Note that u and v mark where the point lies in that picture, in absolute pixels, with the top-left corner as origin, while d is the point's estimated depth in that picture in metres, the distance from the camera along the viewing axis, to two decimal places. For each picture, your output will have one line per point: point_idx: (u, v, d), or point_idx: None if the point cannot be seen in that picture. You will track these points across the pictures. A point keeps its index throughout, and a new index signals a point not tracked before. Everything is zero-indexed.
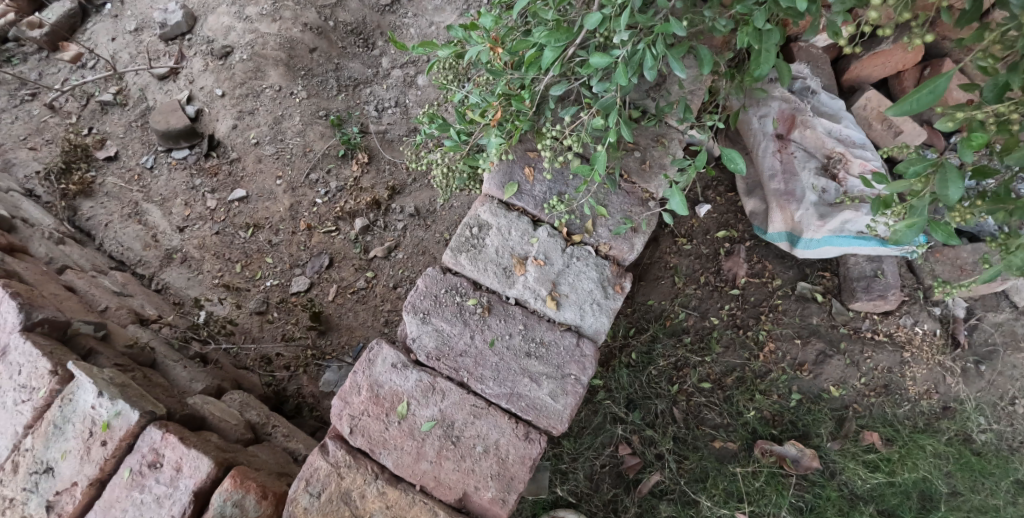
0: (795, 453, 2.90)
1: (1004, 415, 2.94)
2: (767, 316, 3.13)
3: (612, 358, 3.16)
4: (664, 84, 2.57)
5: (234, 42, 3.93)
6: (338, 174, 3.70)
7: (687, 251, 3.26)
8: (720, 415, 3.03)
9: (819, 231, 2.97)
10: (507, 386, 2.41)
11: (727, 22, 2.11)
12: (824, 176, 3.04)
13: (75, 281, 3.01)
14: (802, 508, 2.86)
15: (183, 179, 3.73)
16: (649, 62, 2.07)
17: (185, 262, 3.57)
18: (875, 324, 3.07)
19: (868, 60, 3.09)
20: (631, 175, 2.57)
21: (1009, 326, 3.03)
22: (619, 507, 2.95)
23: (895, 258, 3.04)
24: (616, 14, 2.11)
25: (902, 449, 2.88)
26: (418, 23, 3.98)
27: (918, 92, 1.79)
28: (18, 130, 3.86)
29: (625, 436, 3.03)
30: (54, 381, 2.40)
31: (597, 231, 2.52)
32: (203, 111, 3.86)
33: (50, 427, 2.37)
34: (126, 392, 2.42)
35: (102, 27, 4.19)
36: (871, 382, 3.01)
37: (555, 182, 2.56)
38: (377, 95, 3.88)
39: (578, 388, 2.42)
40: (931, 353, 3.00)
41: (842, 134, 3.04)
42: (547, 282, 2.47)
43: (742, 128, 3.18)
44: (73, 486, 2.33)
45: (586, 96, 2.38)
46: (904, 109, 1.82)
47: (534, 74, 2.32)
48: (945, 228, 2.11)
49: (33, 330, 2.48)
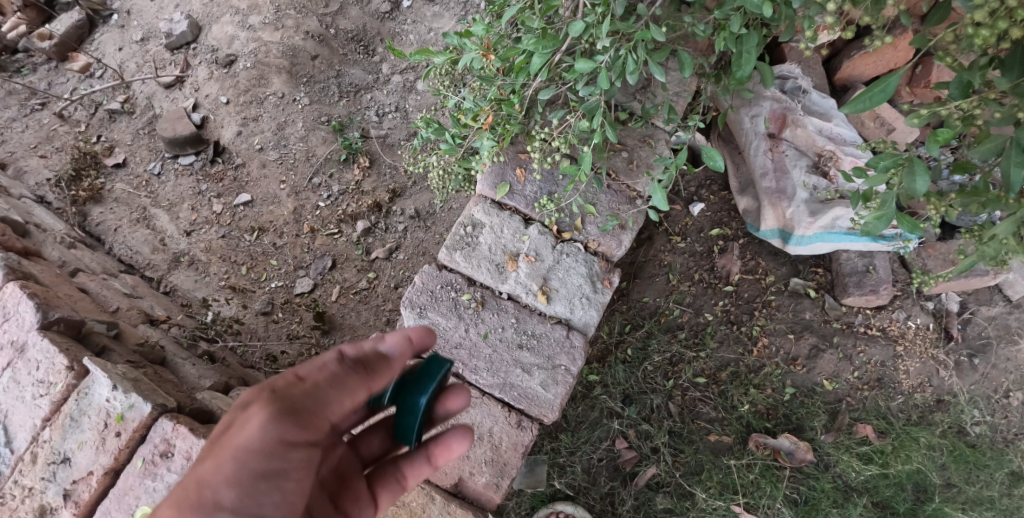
0: (789, 446, 2.98)
1: (998, 408, 3.03)
2: (759, 311, 3.21)
3: (608, 354, 3.21)
4: (649, 86, 2.71)
5: (238, 51, 4.03)
6: (340, 178, 3.79)
7: (681, 248, 3.33)
8: (714, 409, 3.11)
9: (810, 228, 3.05)
10: (500, 377, 2.50)
11: (706, 27, 2.20)
12: (815, 173, 3.12)
13: (86, 284, 3.11)
14: (797, 500, 2.95)
15: (190, 185, 3.84)
16: (632, 66, 2.16)
17: (193, 265, 3.67)
18: (867, 318, 3.16)
19: (858, 60, 3.16)
20: (618, 174, 2.69)
21: (1003, 320, 3.13)
22: (616, 499, 3.03)
23: (885, 253, 3.13)
24: (599, 22, 2.20)
25: (895, 441, 2.96)
26: (417, 29, 4.10)
27: (869, 90, 1.91)
28: (30, 138, 3.98)
29: (621, 430, 3.10)
30: (70, 376, 2.52)
31: (587, 228, 2.64)
32: (209, 118, 3.95)
33: (67, 420, 2.47)
34: (139, 386, 2.53)
35: (110, 37, 4.31)
36: (864, 375, 3.10)
37: (545, 183, 2.69)
38: (377, 100, 3.98)
39: (568, 378, 2.51)
40: (924, 346, 3.10)
41: (832, 132, 3.13)
42: (538, 277, 2.58)
43: (733, 127, 3.26)
44: (89, 475, 2.43)
45: (573, 100, 2.49)
46: (858, 107, 1.93)
47: (523, 79, 2.43)
48: (912, 219, 2.18)
49: (50, 328, 2.60)
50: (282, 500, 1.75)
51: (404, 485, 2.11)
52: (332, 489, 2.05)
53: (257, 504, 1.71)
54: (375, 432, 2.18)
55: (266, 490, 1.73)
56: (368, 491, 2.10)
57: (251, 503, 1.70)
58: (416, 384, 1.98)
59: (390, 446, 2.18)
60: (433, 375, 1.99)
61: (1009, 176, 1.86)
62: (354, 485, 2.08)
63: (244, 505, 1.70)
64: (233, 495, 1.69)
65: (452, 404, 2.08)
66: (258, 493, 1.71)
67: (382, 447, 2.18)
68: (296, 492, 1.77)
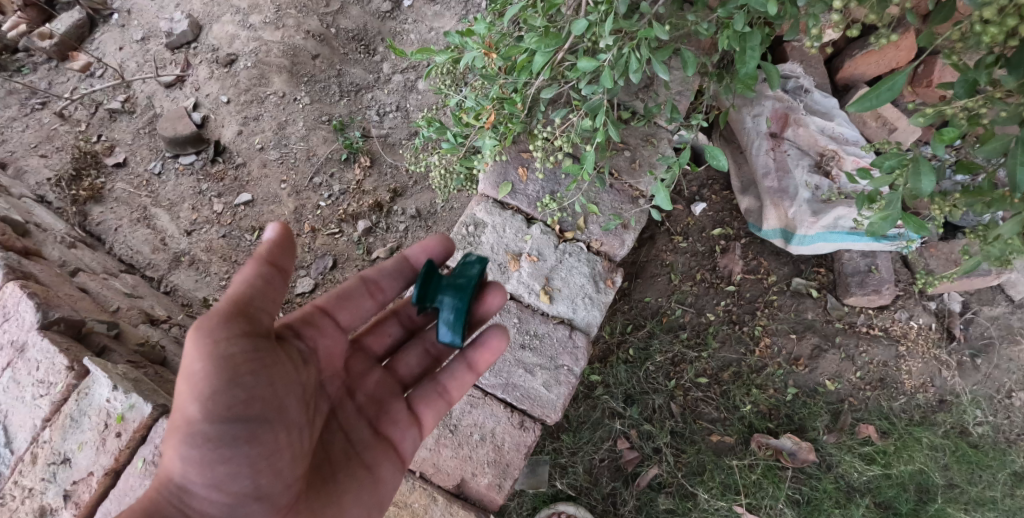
0: (791, 446, 2.96)
1: (1000, 408, 3.02)
2: (761, 311, 3.20)
3: (610, 354, 3.19)
4: (651, 85, 2.71)
5: (238, 50, 4.03)
6: (341, 177, 3.79)
7: (683, 248, 3.32)
8: (717, 409, 3.10)
9: (812, 227, 3.03)
10: (503, 377, 2.57)
11: (709, 25, 2.19)
12: (817, 173, 3.11)
13: (87, 283, 3.11)
14: (799, 500, 2.94)
15: (190, 185, 3.83)
16: (634, 65, 2.15)
17: (193, 265, 3.66)
18: (870, 318, 3.15)
19: (861, 58, 3.14)
20: (620, 174, 2.72)
21: (1005, 320, 3.12)
22: (617, 500, 3.02)
23: (888, 253, 3.12)
24: (601, 20, 2.19)
25: (898, 442, 2.95)
26: (418, 29, 4.10)
27: (876, 89, 1.88)
28: (30, 137, 3.97)
29: (623, 431, 3.09)
30: (70, 377, 2.51)
31: (589, 227, 2.67)
32: (209, 118, 3.94)
33: (67, 420, 2.46)
34: (140, 386, 2.52)
35: (110, 37, 4.30)
36: (867, 376, 3.09)
37: (547, 182, 2.71)
38: (378, 100, 3.97)
39: (570, 378, 2.57)
40: (926, 347, 3.08)
41: (834, 132, 3.12)
42: (540, 277, 2.63)
43: (735, 127, 3.24)
44: (89, 475, 2.42)
45: (576, 99, 2.48)
46: (865, 105, 1.90)
47: (525, 78, 2.41)
48: (918, 219, 2.16)
49: (50, 328, 2.59)
50: (255, 400, 1.85)
51: (448, 397, 2.29)
52: (366, 409, 2.20)
53: (224, 406, 1.81)
54: (409, 354, 2.35)
55: (231, 393, 1.82)
56: (405, 408, 2.25)
57: (225, 409, 1.81)
58: (459, 281, 2.14)
59: (424, 364, 2.35)
60: (474, 272, 2.16)
61: (1014, 176, 1.85)
62: (393, 407, 2.24)
63: (218, 411, 1.80)
64: (199, 406, 1.79)
65: (489, 304, 2.25)
66: (229, 399, 1.81)
67: (419, 369, 2.35)
68: (264, 392, 1.87)
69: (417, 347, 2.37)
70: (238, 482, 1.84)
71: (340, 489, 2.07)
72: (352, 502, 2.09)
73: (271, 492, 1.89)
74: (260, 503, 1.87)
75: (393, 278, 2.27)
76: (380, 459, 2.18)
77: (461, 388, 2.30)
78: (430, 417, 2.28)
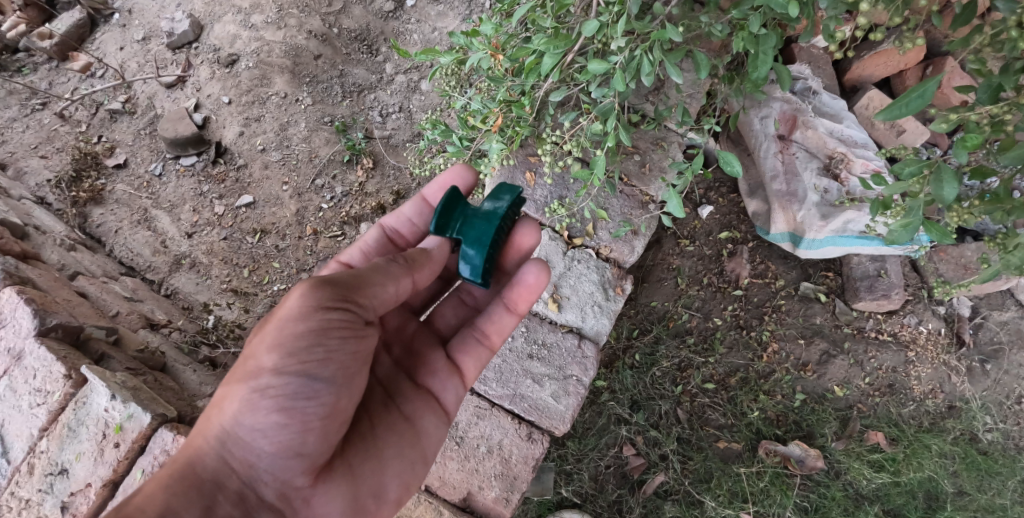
0: (800, 453, 2.91)
1: (1010, 414, 2.97)
2: (769, 316, 3.15)
3: (616, 359, 3.14)
4: (662, 88, 2.67)
5: (240, 50, 3.97)
6: (343, 179, 3.74)
7: (690, 252, 3.27)
8: (724, 415, 3.04)
9: (821, 231, 2.98)
10: (510, 387, 2.56)
11: (723, 27, 2.14)
12: (826, 176, 3.04)
13: (86, 287, 3.07)
14: (807, 508, 2.88)
15: (192, 186, 3.79)
16: (647, 68, 2.09)
17: (194, 267, 3.62)
18: (878, 323, 3.10)
19: (869, 59, 3.10)
20: (631, 178, 2.71)
21: (1016, 325, 3.07)
22: (623, 507, 2.96)
23: (898, 257, 3.08)
24: (613, 21, 2.14)
25: (907, 449, 2.90)
26: (421, 28, 4.05)
27: (906, 96, 1.81)
28: (30, 138, 3.94)
29: (629, 437, 3.03)
30: (68, 385, 2.47)
31: (598, 233, 2.68)
32: (211, 118, 3.90)
33: (65, 430, 2.42)
34: (139, 395, 2.47)
35: (111, 37, 4.26)
36: (875, 381, 3.04)
37: (556, 187, 2.70)
38: (381, 100, 3.92)
39: (579, 389, 2.56)
40: (935, 352, 3.04)
41: (844, 134, 3.06)
42: (549, 284, 2.65)
43: (743, 129, 3.19)
44: (87, 487, 2.37)
45: (585, 102, 2.42)
46: (893, 114, 1.84)
47: (533, 80, 2.36)
48: (941, 228, 2.11)
49: (48, 335, 2.56)
50: (334, 362, 1.82)
51: (489, 342, 2.25)
52: (402, 362, 2.17)
53: (302, 361, 1.78)
54: (444, 306, 2.34)
55: (311, 351, 1.78)
56: (443, 356, 2.20)
57: (299, 363, 1.77)
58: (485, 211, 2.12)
59: (463, 317, 2.33)
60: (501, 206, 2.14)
61: None
62: (429, 356, 2.20)
63: (290, 364, 1.77)
64: (273, 356, 1.77)
65: (521, 244, 2.22)
66: (307, 354, 1.78)
67: (455, 320, 2.33)
68: (347, 358, 1.84)
69: (451, 299, 2.35)
70: (284, 436, 1.77)
71: (382, 444, 2.00)
72: (394, 460, 2.01)
73: (313, 449, 1.81)
74: (303, 461, 1.80)
75: (416, 220, 2.39)
76: (421, 410, 2.11)
77: (501, 331, 2.26)
78: (471, 364, 2.23)
